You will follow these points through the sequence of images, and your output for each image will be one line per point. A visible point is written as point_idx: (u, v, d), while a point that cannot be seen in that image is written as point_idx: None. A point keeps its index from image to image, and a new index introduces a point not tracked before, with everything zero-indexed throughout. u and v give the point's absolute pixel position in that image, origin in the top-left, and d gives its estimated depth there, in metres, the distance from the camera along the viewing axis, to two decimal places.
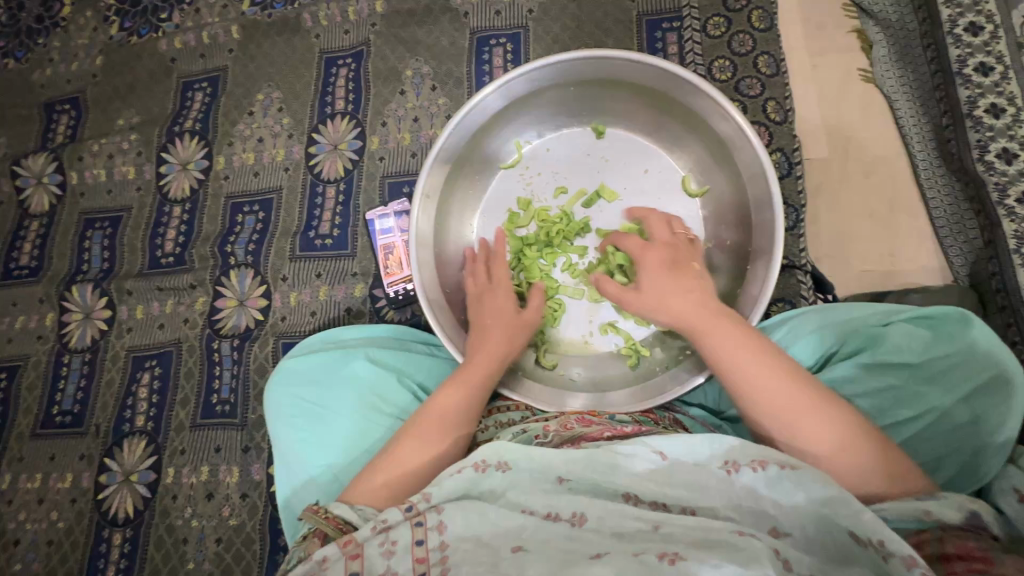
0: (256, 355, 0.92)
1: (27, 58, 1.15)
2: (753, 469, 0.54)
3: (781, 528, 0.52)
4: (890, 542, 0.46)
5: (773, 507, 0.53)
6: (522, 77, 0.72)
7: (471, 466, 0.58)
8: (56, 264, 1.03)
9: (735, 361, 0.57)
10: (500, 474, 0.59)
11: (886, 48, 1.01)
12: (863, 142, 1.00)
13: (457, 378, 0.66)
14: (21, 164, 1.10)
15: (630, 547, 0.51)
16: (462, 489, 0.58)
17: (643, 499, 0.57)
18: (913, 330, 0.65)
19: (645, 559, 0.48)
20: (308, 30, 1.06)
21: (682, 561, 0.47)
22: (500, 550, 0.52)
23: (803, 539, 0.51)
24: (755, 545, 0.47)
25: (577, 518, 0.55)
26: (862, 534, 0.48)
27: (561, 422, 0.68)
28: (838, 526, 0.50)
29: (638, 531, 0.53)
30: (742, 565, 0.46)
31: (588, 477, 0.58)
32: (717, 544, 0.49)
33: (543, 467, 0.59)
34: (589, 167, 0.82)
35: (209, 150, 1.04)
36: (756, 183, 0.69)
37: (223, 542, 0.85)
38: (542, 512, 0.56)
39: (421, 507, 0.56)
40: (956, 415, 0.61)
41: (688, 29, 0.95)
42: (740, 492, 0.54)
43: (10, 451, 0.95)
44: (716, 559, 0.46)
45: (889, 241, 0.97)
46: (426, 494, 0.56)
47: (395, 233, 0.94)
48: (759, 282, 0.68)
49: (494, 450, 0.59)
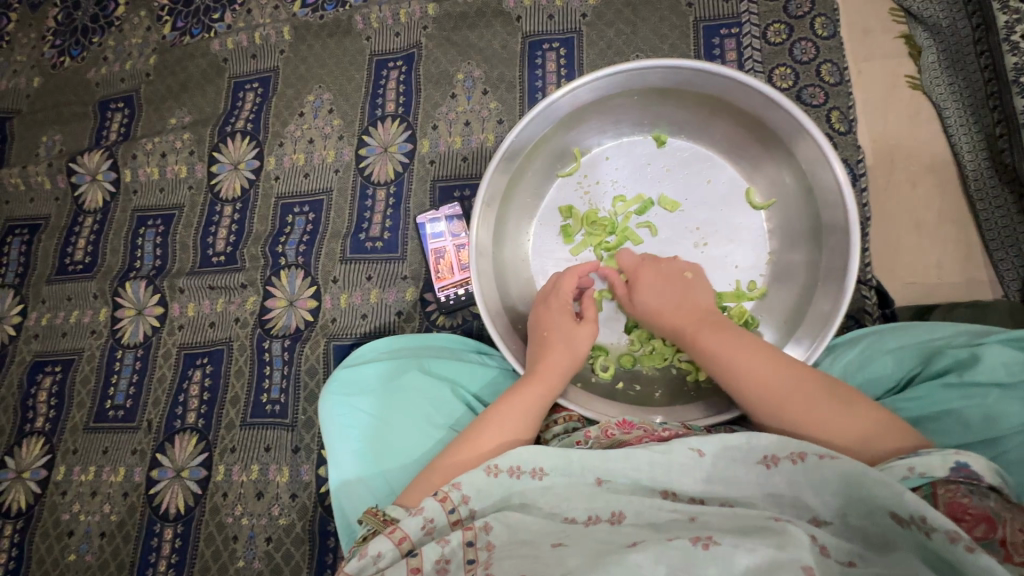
0: (307, 356, 0.92)
1: (82, 56, 1.17)
2: (792, 461, 0.53)
3: (820, 517, 0.52)
4: (932, 518, 0.44)
5: (813, 499, 0.52)
6: (588, 86, 0.72)
7: (506, 473, 0.58)
8: (110, 260, 1.05)
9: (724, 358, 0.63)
10: (536, 481, 0.59)
11: (935, 54, 0.98)
12: (923, 152, 0.98)
13: (518, 393, 0.67)
14: (76, 161, 1.11)
15: (666, 535, 0.50)
16: (501, 494, 0.58)
17: (682, 495, 0.57)
18: (1010, 353, 0.60)
19: (679, 544, 0.47)
20: (359, 32, 1.06)
21: (716, 546, 0.46)
22: (540, 545, 0.52)
23: (842, 526, 0.51)
24: (791, 529, 0.47)
25: (616, 518, 0.55)
26: (903, 512, 0.46)
27: (601, 428, 0.67)
28: (878, 511, 0.48)
29: (674, 522, 0.53)
30: (777, 547, 0.45)
31: (627, 474, 0.58)
32: (754, 531, 0.48)
33: (577, 467, 0.59)
34: (649, 176, 0.80)
35: (259, 151, 1.05)
36: (829, 196, 0.68)
37: (273, 542, 0.85)
38: (583, 518, 0.56)
39: (465, 513, 0.57)
40: None
41: (747, 35, 0.93)
42: (781, 485, 0.54)
43: (64, 443, 0.97)
44: (753, 543, 0.46)
45: (941, 252, 0.95)
46: (467, 500, 0.57)
47: (447, 237, 0.93)
48: (830, 299, 0.67)
49: (529, 457, 0.59)
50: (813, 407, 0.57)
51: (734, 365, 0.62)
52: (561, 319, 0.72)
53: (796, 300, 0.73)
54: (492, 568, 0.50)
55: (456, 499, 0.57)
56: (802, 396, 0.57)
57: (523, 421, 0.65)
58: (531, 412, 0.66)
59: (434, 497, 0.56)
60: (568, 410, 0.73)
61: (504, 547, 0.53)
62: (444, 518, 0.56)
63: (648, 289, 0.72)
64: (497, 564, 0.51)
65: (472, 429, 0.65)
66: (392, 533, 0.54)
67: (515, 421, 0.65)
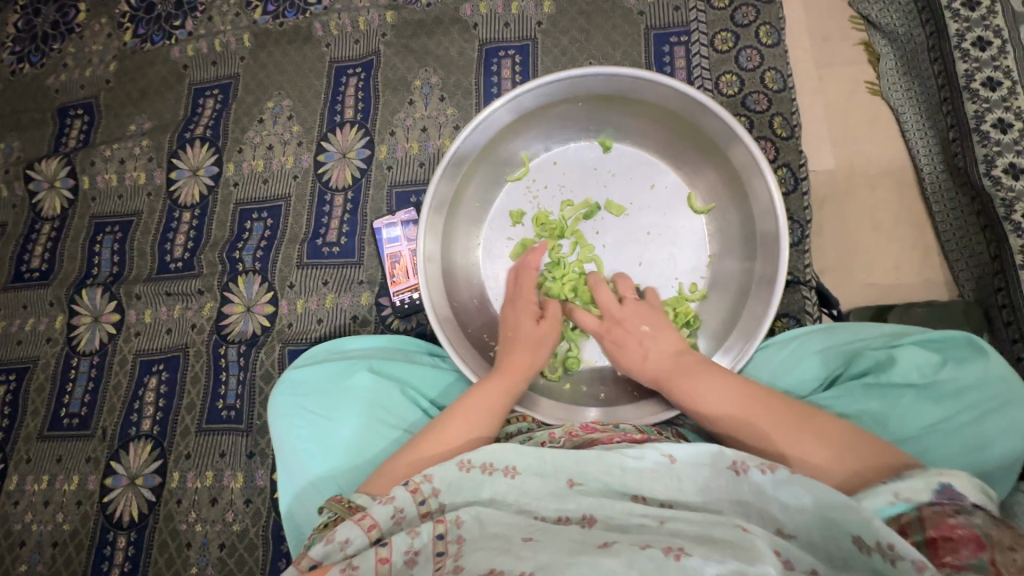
0: (262, 361, 0.93)
1: (42, 63, 1.17)
2: (762, 472, 0.52)
3: (786, 530, 0.51)
4: (899, 545, 0.43)
5: (779, 509, 0.51)
6: (531, 92, 0.74)
7: (477, 469, 0.58)
8: (67, 267, 1.05)
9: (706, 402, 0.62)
10: (507, 480, 0.58)
11: (893, 60, 1.01)
12: (871, 155, 1.00)
13: (482, 390, 0.67)
14: (34, 168, 1.11)
15: (634, 540, 0.50)
16: (471, 491, 0.58)
17: (652, 501, 0.57)
18: (922, 353, 0.65)
19: (652, 553, 0.46)
20: (318, 39, 1.07)
21: (688, 557, 0.45)
22: (511, 539, 0.51)
23: (808, 540, 0.49)
24: (759, 544, 0.46)
25: (586, 522, 0.55)
26: (868, 537, 0.45)
27: (566, 430, 0.68)
28: (840, 533, 0.47)
29: (643, 527, 0.52)
30: (745, 561, 0.44)
31: (599, 480, 0.58)
32: (721, 542, 0.48)
33: (551, 469, 0.59)
34: (595, 179, 0.82)
35: (218, 157, 1.05)
36: (761, 201, 0.71)
37: (226, 548, 0.85)
38: (553, 517, 0.56)
39: (434, 506, 0.57)
40: (968, 432, 0.60)
41: (696, 43, 0.96)
42: (747, 491, 0.54)
43: (17, 452, 0.96)
44: (721, 555, 0.45)
45: (894, 253, 0.97)
46: (437, 493, 0.57)
47: (402, 242, 0.94)
48: (761, 303, 0.70)
49: (503, 454, 0.59)
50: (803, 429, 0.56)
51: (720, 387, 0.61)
52: (523, 321, 0.73)
53: (732, 303, 0.75)
54: (461, 561, 0.49)
55: (426, 491, 0.57)
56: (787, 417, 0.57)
57: (484, 416, 0.65)
58: (497, 402, 0.66)
59: (405, 486, 0.57)
60: (522, 412, 0.74)
61: (473, 540, 0.52)
62: (413, 509, 0.56)
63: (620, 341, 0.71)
64: (467, 557, 0.50)
65: (431, 426, 0.65)
66: (361, 520, 0.54)
67: (474, 420, 0.64)
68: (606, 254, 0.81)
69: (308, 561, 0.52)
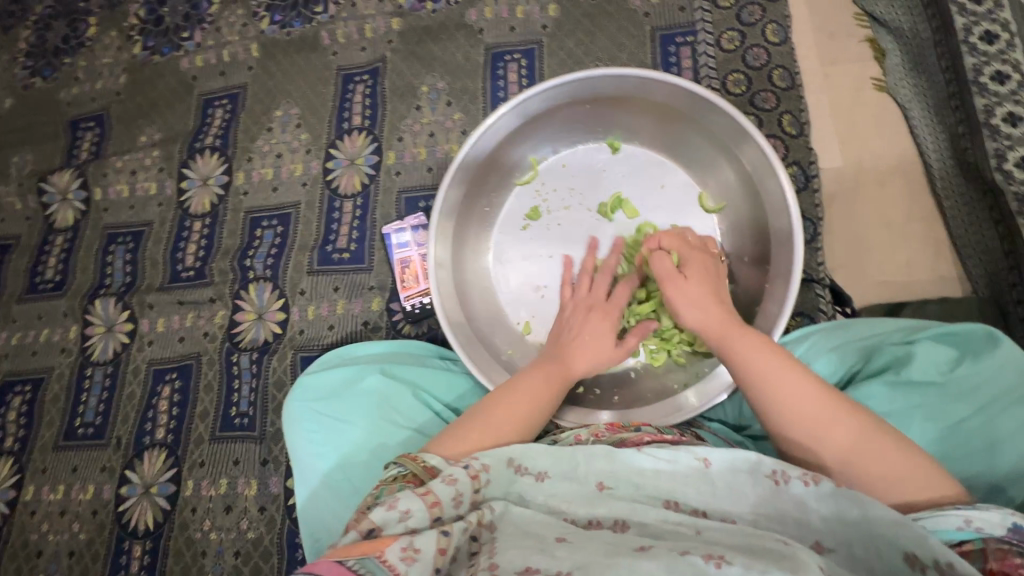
0: (274, 368, 0.93)
1: (54, 77, 1.18)
2: (805, 485, 0.52)
3: (826, 541, 0.51)
4: (958, 564, 0.45)
5: (817, 520, 0.52)
6: (537, 96, 0.74)
7: (509, 467, 0.58)
8: (80, 277, 1.05)
9: (754, 368, 0.59)
10: (536, 483, 0.58)
11: (899, 57, 1.01)
12: (882, 151, 1.00)
13: (530, 390, 0.66)
14: (46, 181, 1.12)
15: (673, 545, 0.50)
16: (501, 491, 0.57)
17: (684, 507, 0.56)
18: (935, 348, 0.64)
19: (692, 560, 0.46)
20: (325, 47, 1.08)
21: (728, 565, 0.45)
22: (545, 538, 0.51)
23: (847, 554, 0.50)
24: (803, 555, 0.45)
25: (619, 526, 0.54)
26: (924, 555, 0.47)
27: (591, 431, 0.67)
28: (888, 548, 0.48)
29: (678, 534, 0.52)
30: (790, 570, 0.43)
31: (632, 485, 0.57)
32: (766, 553, 0.47)
33: (581, 472, 0.58)
34: (604, 181, 0.83)
35: (228, 166, 1.06)
36: (773, 199, 0.70)
37: (241, 555, 0.85)
38: (583, 521, 0.55)
39: (483, 496, 0.56)
40: (980, 433, 0.60)
41: (702, 43, 0.95)
42: (788, 502, 0.53)
43: (33, 462, 0.97)
44: (765, 565, 0.44)
45: (910, 251, 0.96)
46: (488, 484, 0.56)
47: (412, 247, 0.94)
48: (777, 302, 0.69)
49: (532, 455, 0.59)
50: (848, 435, 0.54)
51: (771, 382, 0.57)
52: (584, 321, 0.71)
53: (748, 302, 0.75)
54: (497, 559, 0.49)
55: (484, 479, 0.56)
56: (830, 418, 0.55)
57: (533, 410, 0.65)
58: (540, 406, 0.65)
59: (466, 470, 0.55)
60: None
61: (506, 537, 0.52)
62: (469, 495, 0.54)
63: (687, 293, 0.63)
64: (501, 554, 0.49)
65: (479, 409, 0.64)
66: (427, 495, 0.52)
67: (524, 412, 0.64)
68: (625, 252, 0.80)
69: (368, 523, 0.49)
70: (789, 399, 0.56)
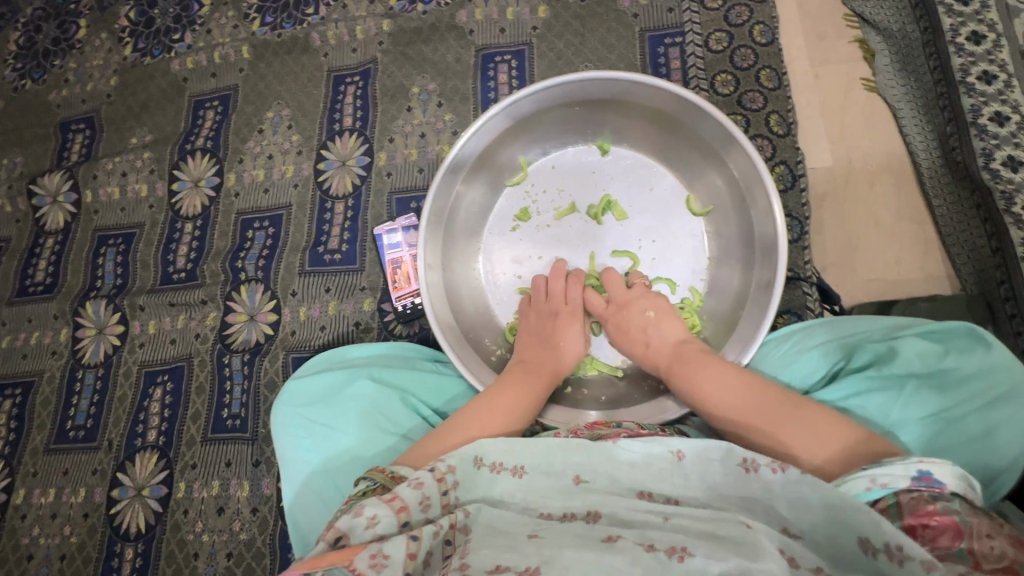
0: (266, 370, 0.93)
1: (43, 79, 1.18)
2: (773, 471, 0.52)
3: (792, 528, 0.52)
4: (907, 546, 0.44)
5: (786, 509, 0.52)
6: (528, 98, 0.74)
7: (488, 467, 0.58)
8: (70, 280, 1.05)
9: (695, 391, 0.65)
10: (514, 479, 0.58)
11: (888, 57, 1.01)
12: (868, 152, 1.01)
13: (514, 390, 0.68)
14: (37, 182, 1.12)
15: (639, 537, 0.50)
16: (473, 489, 0.58)
17: (658, 496, 0.57)
18: (922, 345, 0.64)
19: (657, 554, 0.47)
20: (316, 48, 1.08)
21: (690, 557, 0.46)
22: (517, 536, 0.51)
23: (813, 541, 0.50)
24: (763, 543, 0.47)
25: (591, 517, 0.54)
26: (876, 539, 0.46)
27: (570, 429, 0.67)
28: (847, 535, 0.48)
29: (647, 523, 0.52)
30: (750, 558, 0.45)
31: (606, 475, 0.58)
32: (725, 540, 0.48)
33: (558, 466, 0.59)
34: (593, 182, 0.83)
35: (219, 168, 1.06)
36: (759, 203, 0.71)
37: (233, 557, 0.85)
38: (558, 514, 0.56)
39: (453, 499, 0.56)
40: (968, 427, 0.60)
41: (690, 44, 0.96)
42: (754, 487, 0.54)
43: (24, 466, 0.96)
44: (725, 553, 0.46)
45: (896, 250, 0.97)
46: (457, 486, 0.57)
47: (403, 248, 0.95)
48: (760, 305, 0.70)
49: (510, 453, 0.59)
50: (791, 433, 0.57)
51: (707, 391, 0.64)
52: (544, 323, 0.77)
53: (731, 304, 0.76)
54: (467, 559, 0.48)
55: (450, 482, 0.56)
56: (773, 413, 0.59)
57: (516, 412, 0.67)
58: (523, 404, 0.68)
59: (432, 473, 0.55)
60: None
61: (478, 538, 0.51)
62: (437, 498, 0.55)
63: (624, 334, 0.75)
64: (473, 554, 0.49)
65: (464, 412, 0.66)
66: (393, 501, 0.52)
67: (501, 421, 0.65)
68: (612, 254, 0.82)
69: (335, 533, 0.49)
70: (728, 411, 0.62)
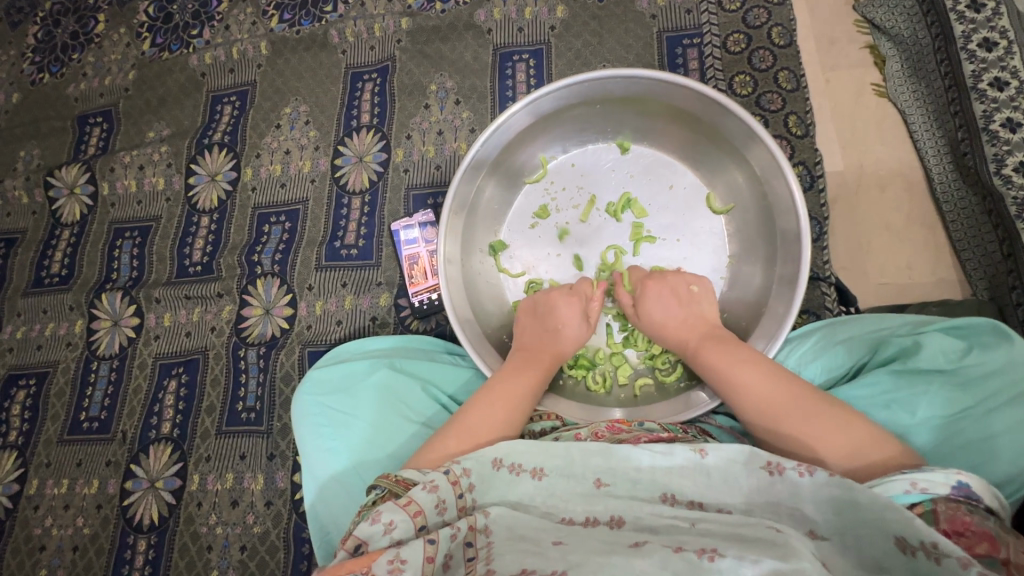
0: (282, 363, 0.93)
1: (61, 73, 1.19)
2: (799, 475, 0.52)
3: (819, 530, 0.51)
4: (943, 544, 0.44)
5: (814, 511, 0.51)
6: (550, 96, 0.75)
7: (507, 468, 0.58)
8: (86, 272, 1.06)
9: (724, 372, 0.65)
10: (534, 481, 0.57)
11: (900, 63, 1.01)
12: (883, 156, 1.01)
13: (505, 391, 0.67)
14: (54, 175, 1.12)
15: (668, 541, 0.49)
16: (501, 492, 0.57)
17: (681, 499, 0.56)
18: (947, 340, 0.65)
19: (687, 555, 0.46)
20: (334, 46, 1.09)
21: (721, 558, 0.45)
22: (540, 542, 0.51)
23: (840, 543, 0.50)
24: (795, 543, 0.46)
25: (615, 523, 0.54)
26: (913, 538, 0.45)
27: (592, 431, 0.66)
28: (882, 536, 0.47)
29: (674, 528, 0.52)
30: (781, 559, 0.44)
31: (625, 476, 0.57)
32: (757, 542, 0.47)
33: (577, 468, 0.57)
34: (613, 180, 0.84)
35: (236, 162, 1.06)
36: (782, 201, 0.71)
37: (247, 550, 0.85)
38: (581, 518, 0.55)
39: (469, 501, 0.56)
40: (967, 432, 0.60)
41: (708, 45, 0.97)
42: (782, 494, 0.53)
43: (37, 456, 0.96)
44: (757, 555, 0.44)
45: (909, 253, 0.97)
46: (472, 488, 0.56)
47: (420, 243, 0.95)
48: (784, 301, 0.70)
49: (533, 455, 0.58)
50: (810, 422, 0.57)
51: (731, 375, 0.64)
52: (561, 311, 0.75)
53: (752, 302, 0.76)
54: (494, 564, 0.48)
55: (464, 485, 0.56)
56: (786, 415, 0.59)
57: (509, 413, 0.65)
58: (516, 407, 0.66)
59: (446, 476, 0.55)
60: (546, 410, 0.73)
61: (501, 542, 0.51)
62: (453, 501, 0.54)
63: (655, 303, 0.73)
64: (498, 559, 0.49)
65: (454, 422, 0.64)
66: (407, 506, 0.52)
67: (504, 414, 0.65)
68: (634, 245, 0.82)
69: (353, 541, 0.49)
70: (749, 390, 0.62)
